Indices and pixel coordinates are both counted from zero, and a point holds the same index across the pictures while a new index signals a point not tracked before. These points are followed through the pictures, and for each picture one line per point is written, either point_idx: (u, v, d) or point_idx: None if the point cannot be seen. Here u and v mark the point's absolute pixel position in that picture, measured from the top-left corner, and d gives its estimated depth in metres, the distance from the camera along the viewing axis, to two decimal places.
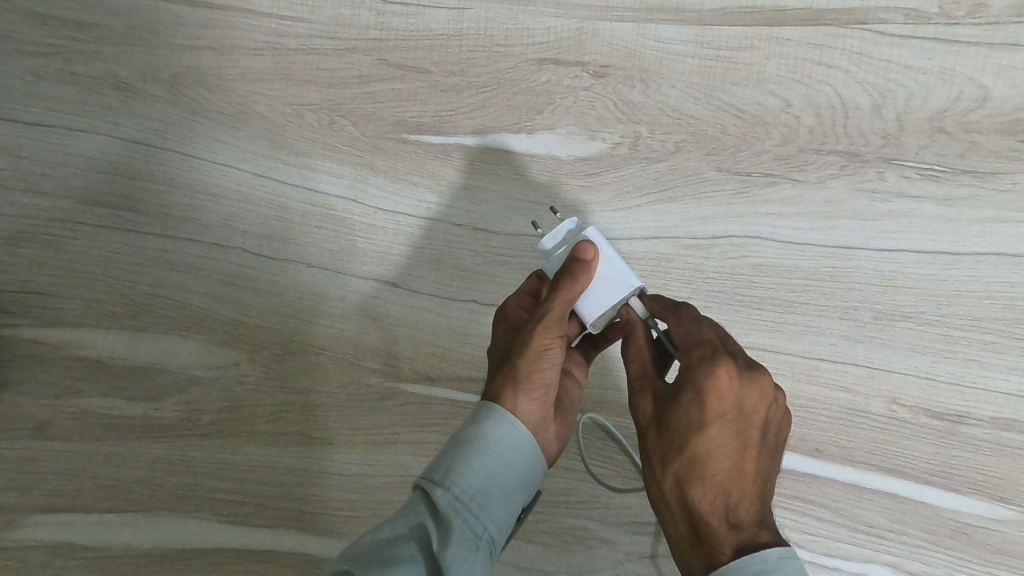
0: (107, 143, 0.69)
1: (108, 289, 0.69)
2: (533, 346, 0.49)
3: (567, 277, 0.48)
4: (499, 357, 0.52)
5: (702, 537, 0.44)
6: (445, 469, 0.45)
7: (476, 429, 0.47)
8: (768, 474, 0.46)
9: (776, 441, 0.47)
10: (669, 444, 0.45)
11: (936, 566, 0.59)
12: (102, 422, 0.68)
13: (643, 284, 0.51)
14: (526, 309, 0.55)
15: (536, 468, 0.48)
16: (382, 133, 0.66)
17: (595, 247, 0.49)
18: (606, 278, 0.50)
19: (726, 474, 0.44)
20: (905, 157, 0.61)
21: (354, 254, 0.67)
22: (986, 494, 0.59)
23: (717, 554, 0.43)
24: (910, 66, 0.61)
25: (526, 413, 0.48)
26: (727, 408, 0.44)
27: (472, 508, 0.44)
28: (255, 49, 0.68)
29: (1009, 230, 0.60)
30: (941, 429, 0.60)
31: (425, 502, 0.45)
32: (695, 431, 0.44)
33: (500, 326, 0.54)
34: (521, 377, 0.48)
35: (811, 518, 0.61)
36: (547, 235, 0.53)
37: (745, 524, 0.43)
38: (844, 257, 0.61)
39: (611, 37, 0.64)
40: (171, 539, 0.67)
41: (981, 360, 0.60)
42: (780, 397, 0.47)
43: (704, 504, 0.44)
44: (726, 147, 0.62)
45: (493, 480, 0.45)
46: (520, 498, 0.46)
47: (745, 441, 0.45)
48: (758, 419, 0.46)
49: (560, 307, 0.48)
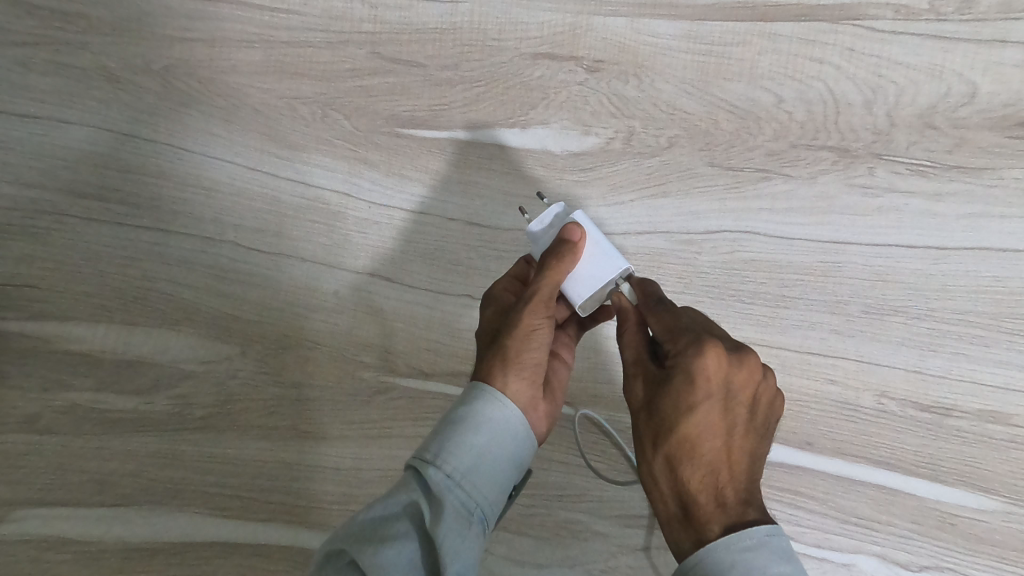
0: (93, 134, 0.69)
1: (96, 282, 0.68)
2: (521, 327, 0.49)
3: (553, 259, 0.49)
4: (488, 339, 0.52)
5: (690, 515, 0.44)
6: (437, 448, 0.45)
7: (468, 409, 0.47)
8: (757, 453, 0.46)
9: (764, 421, 0.48)
10: (659, 425, 0.46)
11: (922, 556, 0.60)
12: (89, 417, 0.68)
13: (630, 267, 0.51)
14: (514, 292, 0.55)
15: (528, 447, 0.48)
16: (375, 127, 0.66)
17: (582, 229, 0.50)
18: (593, 262, 0.51)
19: (715, 453, 0.45)
20: (895, 154, 0.61)
21: (347, 248, 0.67)
22: (969, 484, 0.60)
23: (704, 531, 0.43)
24: (900, 63, 0.61)
25: (516, 392, 0.48)
26: (716, 389, 0.45)
27: (464, 485, 0.44)
28: (245, 39, 0.68)
29: (995, 225, 0.60)
30: (929, 422, 0.61)
31: (417, 481, 0.45)
32: (685, 412, 0.45)
33: (488, 309, 0.55)
34: (510, 356, 0.49)
35: (800, 510, 0.62)
36: (534, 220, 0.54)
37: (731, 502, 0.44)
38: (835, 252, 0.62)
39: (606, 32, 0.64)
40: (161, 533, 0.67)
41: (967, 353, 0.61)
42: (767, 376, 0.48)
43: (693, 482, 0.45)
44: (720, 144, 0.63)
45: (484, 458, 0.45)
46: (511, 476, 0.46)
47: (733, 420, 0.46)
48: (745, 398, 0.46)
49: (547, 289, 0.49)
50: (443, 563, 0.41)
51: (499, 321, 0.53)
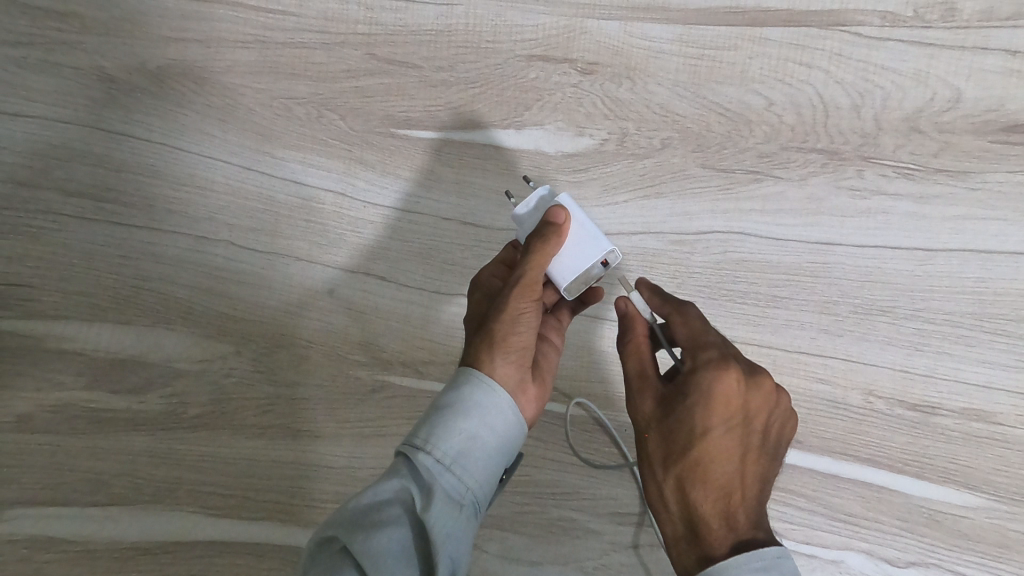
0: (85, 132, 0.69)
1: (89, 282, 0.68)
2: (509, 311, 0.50)
3: (539, 241, 0.50)
4: (475, 324, 0.53)
5: (698, 536, 0.45)
6: (426, 434, 0.46)
7: (457, 394, 0.47)
8: (768, 477, 0.47)
9: (776, 446, 0.49)
10: (671, 444, 0.46)
11: (907, 551, 0.62)
12: (81, 416, 0.68)
13: (615, 249, 0.52)
14: (501, 277, 0.56)
15: (519, 431, 0.48)
16: (370, 127, 0.67)
17: (566, 212, 0.51)
18: (579, 242, 0.52)
19: (728, 477, 0.45)
20: (883, 157, 0.63)
21: (342, 246, 0.67)
22: (953, 481, 0.62)
23: (713, 551, 0.44)
24: (887, 68, 0.63)
25: (503, 374, 0.49)
26: (733, 411, 0.46)
27: (454, 470, 0.45)
28: (240, 39, 0.68)
29: (978, 228, 0.62)
30: (914, 420, 0.62)
31: (407, 467, 0.46)
32: (700, 433, 0.46)
33: (474, 295, 0.55)
34: (497, 340, 0.49)
35: (789, 507, 0.63)
36: (519, 203, 0.55)
37: (741, 525, 0.44)
38: (824, 253, 0.63)
39: (599, 35, 0.65)
40: (154, 532, 0.67)
41: (952, 353, 0.62)
42: (782, 402, 0.49)
43: (704, 505, 0.45)
44: (713, 145, 0.64)
45: (474, 442, 0.46)
46: (503, 459, 0.47)
47: (748, 444, 0.46)
48: (759, 422, 0.47)
49: (535, 271, 0.50)
50: (434, 547, 0.42)
51: (486, 305, 0.53)
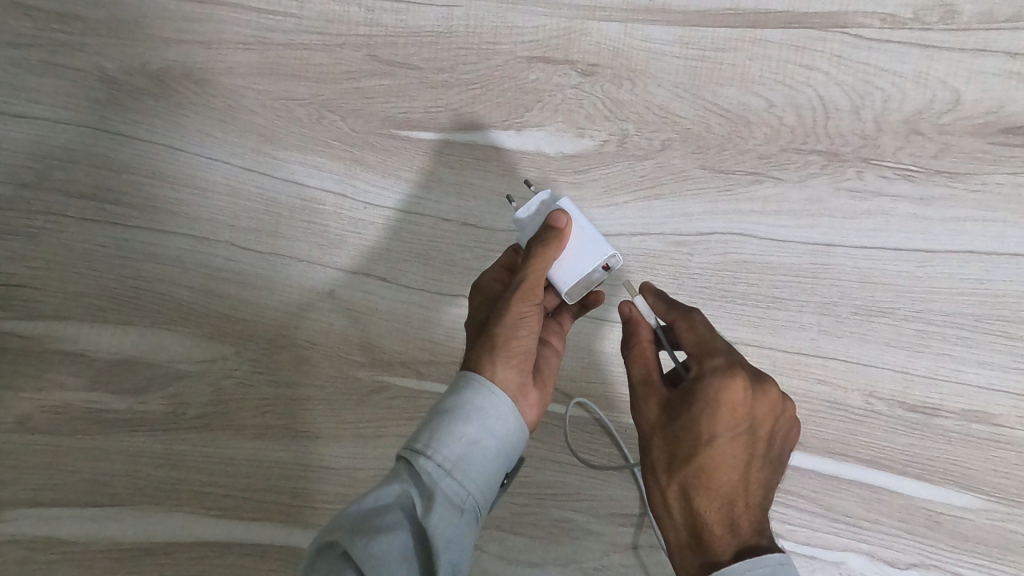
0: (86, 133, 0.69)
1: (89, 283, 0.68)
2: (510, 314, 0.50)
3: (540, 245, 0.50)
4: (476, 328, 0.53)
5: (701, 543, 0.45)
6: (427, 438, 0.46)
7: (458, 398, 0.47)
8: (771, 484, 0.48)
9: (780, 453, 0.49)
10: (676, 451, 0.47)
11: (908, 553, 0.62)
12: (82, 417, 0.68)
13: (616, 253, 0.52)
14: (502, 281, 0.56)
15: (520, 435, 0.48)
16: (371, 129, 0.67)
17: (567, 216, 0.51)
18: (579, 246, 0.52)
19: (732, 485, 0.46)
20: (883, 158, 0.63)
21: (343, 247, 0.67)
22: (953, 483, 0.62)
23: (717, 557, 0.44)
24: (887, 70, 0.63)
25: (504, 378, 0.48)
26: (738, 420, 0.46)
27: (455, 475, 0.45)
28: (240, 40, 0.68)
29: (978, 229, 0.62)
30: (914, 422, 0.62)
31: (408, 471, 0.46)
32: (705, 441, 0.46)
33: (475, 299, 0.55)
34: (498, 344, 0.49)
35: (790, 508, 0.63)
36: (520, 207, 0.55)
37: (744, 532, 0.45)
38: (824, 254, 0.63)
39: (599, 37, 0.65)
40: (154, 534, 0.67)
41: (952, 354, 0.62)
42: (787, 408, 0.49)
43: (708, 512, 0.45)
44: (713, 147, 0.64)
45: (475, 446, 0.46)
46: (504, 463, 0.47)
47: (751, 452, 0.47)
48: (764, 430, 0.47)
49: (536, 275, 0.50)
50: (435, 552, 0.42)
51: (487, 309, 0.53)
